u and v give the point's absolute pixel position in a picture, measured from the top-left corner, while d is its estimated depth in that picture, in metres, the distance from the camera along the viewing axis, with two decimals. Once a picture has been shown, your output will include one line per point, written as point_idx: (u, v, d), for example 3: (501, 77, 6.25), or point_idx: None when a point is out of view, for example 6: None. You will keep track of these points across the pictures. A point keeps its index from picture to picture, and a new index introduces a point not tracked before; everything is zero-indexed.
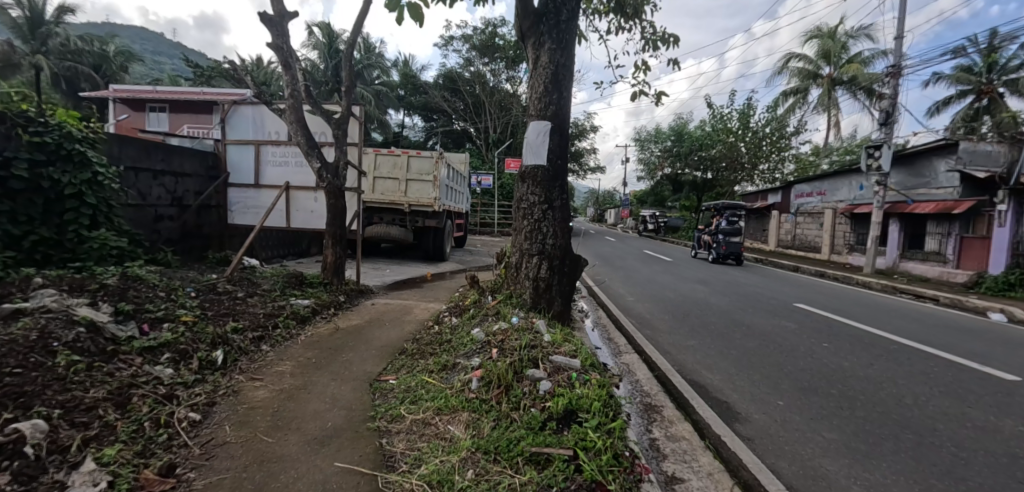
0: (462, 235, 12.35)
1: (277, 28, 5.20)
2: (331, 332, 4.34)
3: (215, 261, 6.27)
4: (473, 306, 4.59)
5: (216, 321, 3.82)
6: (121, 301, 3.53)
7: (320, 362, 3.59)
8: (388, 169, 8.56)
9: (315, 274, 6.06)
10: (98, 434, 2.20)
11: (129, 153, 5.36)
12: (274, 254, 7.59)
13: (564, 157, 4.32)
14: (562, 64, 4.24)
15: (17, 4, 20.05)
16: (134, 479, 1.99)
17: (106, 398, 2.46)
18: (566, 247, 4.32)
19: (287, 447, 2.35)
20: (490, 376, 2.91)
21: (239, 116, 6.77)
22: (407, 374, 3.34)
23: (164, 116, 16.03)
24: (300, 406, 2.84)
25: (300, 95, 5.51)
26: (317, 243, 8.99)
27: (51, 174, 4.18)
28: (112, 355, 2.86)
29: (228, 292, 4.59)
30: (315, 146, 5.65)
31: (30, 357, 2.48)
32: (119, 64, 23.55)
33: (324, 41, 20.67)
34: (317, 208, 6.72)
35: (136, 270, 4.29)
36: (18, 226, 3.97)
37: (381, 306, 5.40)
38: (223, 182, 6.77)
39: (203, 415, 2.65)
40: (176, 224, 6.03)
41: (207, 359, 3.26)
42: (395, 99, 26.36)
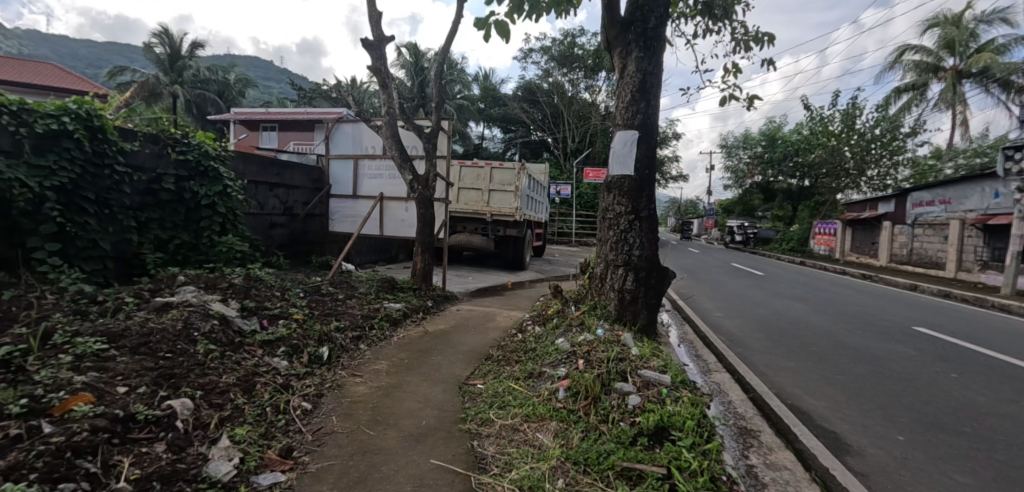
0: (540, 245, 12.42)
1: (376, 51, 5.64)
2: (421, 335, 4.59)
3: (318, 265, 6.88)
4: (556, 316, 4.61)
5: (322, 320, 4.21)
6: (245, 298, 4.02)
7: (412, 363, 3.80)
8: (472, 180, 8.92)
9: (405, 279, 6.43)
10: (231, 415, 2.50)
11: (251, 168, 6.08)
12: (366, 260, 8.17)
13: (652, 166, 4.21)
14: (651, 72, 4.16)
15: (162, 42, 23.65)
16: (261, 457, 2.24)
17: (236, 383, 2.79)
18: (653, 259, 4.21)
19: (388, 441, 2.52)
20: (578, 387, 2.94)
21: (341, 132, 7.37)
22: (495, 379, 3.43)
23: (273, 135, 18.05)
24: (396, 403, 3.03)
25: (395, 112, 5.90)
26: (405, 250, 9.47)
27: (192, 187, 4.88)
28: (240, 345, 3.26)
29: (331, 294, 5.04)
30: (407, 159, 6.02)
31: (178, 344, 2.87)
32: (237, 89, 26.99)
33: (410, 60, 22.18)
34: (407, 217, 7.13)
35: (256, 271, 4.85)
36: (166, 231, 4.68)
37: (465, 312, 5.60)
38: (326, 193, 7.42)
39: (314, 405, 2.92)
40: (286, 231, 6.74)
41: (315, 355, 3.58)
42: (475, 112, 27.33)
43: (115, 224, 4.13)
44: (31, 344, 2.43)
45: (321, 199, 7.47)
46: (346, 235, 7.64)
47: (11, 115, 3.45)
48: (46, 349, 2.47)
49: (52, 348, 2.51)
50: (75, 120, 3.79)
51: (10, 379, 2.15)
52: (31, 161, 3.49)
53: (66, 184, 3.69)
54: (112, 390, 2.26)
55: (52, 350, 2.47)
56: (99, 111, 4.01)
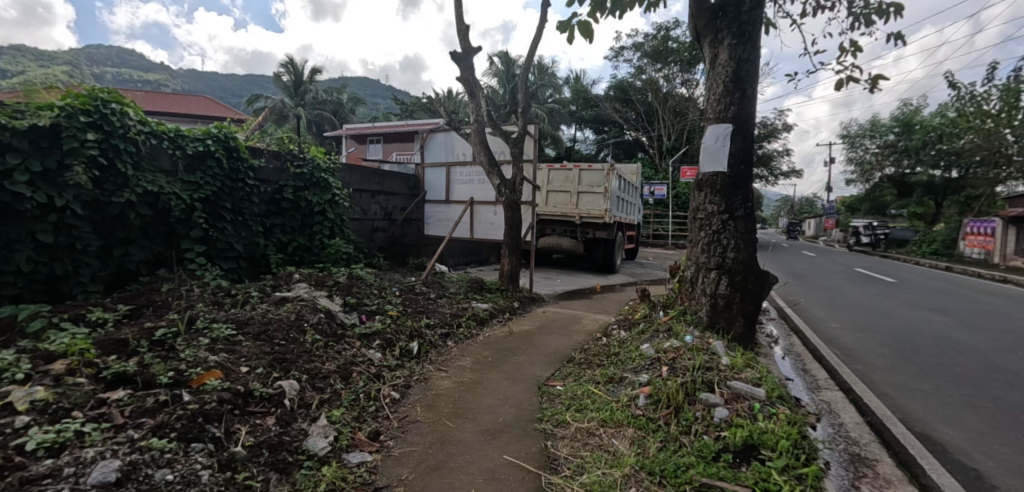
0: (632, 247, 12.04)
1: (464, 63, 5.92)
2: (505, 335, 4.70)
3: (414, 266, 7.38)
4: (642, 321, 4.45)
5: (414, 317, 4.51)
6: (348, 295, 4.45)
7: (495, 361, 3.91)
8: (560, 182, 8.94)
9: (494, 280, 6.64)
10: (330, 398, 2.78)
11: (356, 178, 6.71)
12: (458, 262, 8.58)
13: (748, 161, 3.90)
14: (746, 59, 3.85)
15: (290, 71, 27.01)
16: (354, 438, 2.47)
17: (336, 370, 3.10)
18: (751, 261, 3.88)
19: (464, 434, 2.63)
20: (659, 395, 2.82)
21: (435, 141, 7.82)
22: (574, 382, 3.40)
23: (379, 147, 19.74)
24: (476, 398, 3.15)
25: (483, 119, 6.13)
26: (496, 252, 9.77)
27: (307, 196, 5.52)
28: (341, 337, 3.61)
29: (424, 293, 5.38)
30: (495, 164, 6.22)
31: (290, 333, 3.27)
32: (349, 108, 29.90)
33: (502, 68, 22.85)
34: (496, 220, 7.35)
35: (359, 271, 5.35)
36: (287, 235, 5.35)
37: (550, 314, 5.63)
38: (421, 199, 7.93)
39: (402, 395, 3.14)
40: (386, 234, 7.33)
41: (406, 348, 3.85)
42: (566, 114, 27.28)
43: (246, 229, 4.82)
44: (179, 327, 2.94)
45: (417, 205, 7.99)
46: (440, 238, 8.09)
47: (171, 141, 4.20)
48: (190, 332, 2.97)
49: (195, 331, 3.00)
50: (215, 142, 4.51)
51: (164, 354, 2.63)
52: (184, 177, 4.22)
53: (209, 196, 4.40)
54: (237, 369, 2.65)
55: (195, 333, 2.97)
56: (234, 134, 4.72)
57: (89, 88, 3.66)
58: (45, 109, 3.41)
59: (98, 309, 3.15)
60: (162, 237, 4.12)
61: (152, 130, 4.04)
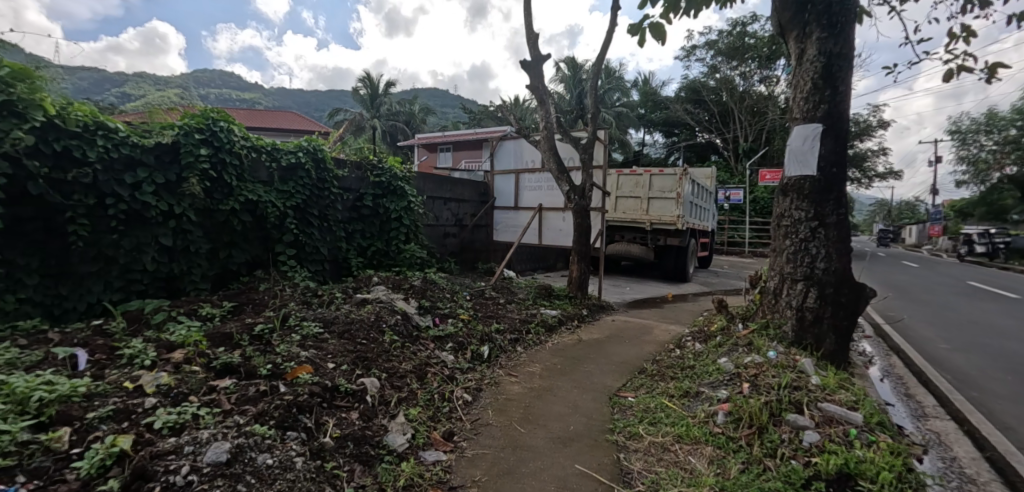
0: (706, 255, 11.49)
1: (534, 71, 5.98)
2: (574, 342, 4.66)
3: (483, 271, 7.55)
4: (719, 333, 4.22)
5: (485, 321, 4.60)
6: (422, 298, 4.63)
7: (564, 369, 3.89)
8: (630, 188, 8.74)
9: (561, 287, 6.61)
10: (407, 396, 2.90)
11: (429, 185, 6.99)
12: (525, 268, 8.66)
13: (841, 163, 3.58)
14: (838, 53, 3.55)
15: (367, 85, 28.76)
16: (429, 437, 2.55)
17: (412, 370, 3.23)
18: (845, 273, 3.56)
19: (536, 440, 2.63)
20: (741, 413, 2.66)
21: (504, 148, 7.94)
22: (647, 394, 3.29)
23: (448, 155, 20.45)
24: (546, 405, 3.14)
25: (552, 126, 6.15)
26: (563, 258, 9.72)
27: (385, 203, 5.82)
28: (416, 338, 3.77)
29: (493, 298, 5.48)
30: (565, 171, 6.21)
31: (371, 333, 3.46)
32: (421, 118, 31.26)
33: (568, 74, 22.79)
34: (565, 226, 7.27)
35: (432, 275, 5.56)
36: (366, 240, 5.68)
37: (619, 323, 5.50)
38: (491, 205, 8.08)
39: (474, 398, 3.21)
40: (457, 240, 7.56)
41: (477, 352, 3.93)
42: (634, 118, 26.65)
43: (330, 234, 5.18)
44: (275, 323, 3.21)
45: (487, 211, 8.15)
46: (508, 244, 8.20)
47: (269, 153, 4.61)
48: (284, 328, 3.24)
49: (288, 327, 3.27)
50: (305, 154, 4.90)
51: (262, 348, 2.89)
52: (278, 187, 4.62)
53: (300, 204, 4.78)
54: (325, 365, 2.84)
55: (288, 329, 3.23)
56: (322, 146, 5.10)
57: (202, 109, 4.12)
58: (168, 129, 3.90)
59: (208, 305, 3.53)
60: (259, 241, 4.53)
61: (253, 144, 4.47)
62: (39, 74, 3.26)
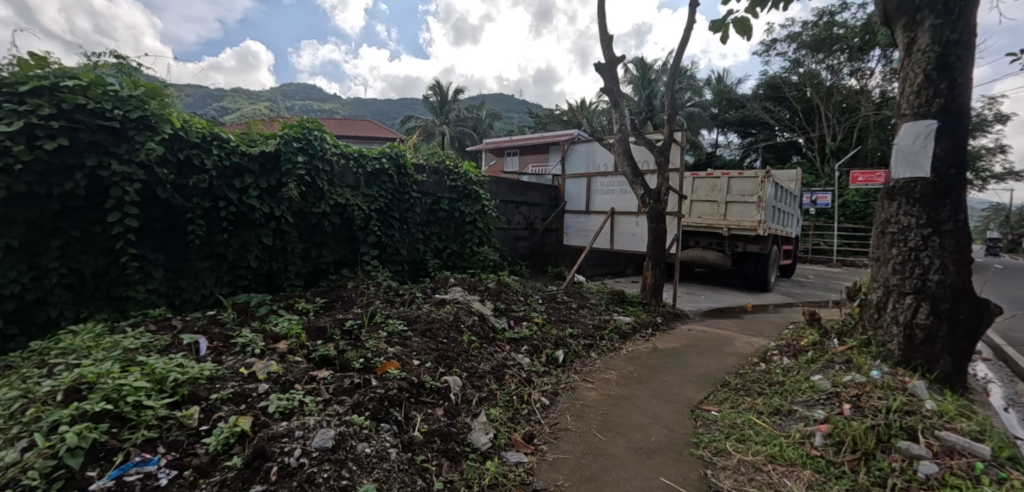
0: (789, 263, 10.72)
1: (607, 73, 5.91)
2: (650, 351, 4.52)
3: (553, 275, 7.56)
4: (811, 349, 3.93)
5: (558, 326, 4.59)
6: (498, 300, 4.73)
7: (641, 377, 3.79)
8: (706, 191, 8.41)
9: (634, 293, 6.47)
10: (487, 397, 2.97)
11: (502, 189, 7.11)
12: (595, 273, 8.57)
13: (961, 164, 3.20)
14: (957, 41, 3.18)
15: (437, 93, 29.85)
16: (510, 438, 2.59)
17: (490, 370, 3.30)
18: (967, 287, 3.17)
19: (616, 449, 2.58)
20: (843, 436, 2.46)
21: (575, 152, 7.91)
22: (732, 409, 3.13)
23: (515, 159, 20.74)
24: (626, 414, 3.07)
25: (627, 128, 6.04)
26: (633, 264, 9.49)
27: (461, 207, 6.00)
28: (493, 340, 3.84)
29: (566, 302, 5.46)
30: (639, 174, 6.08)
31: (451, 333, 3.58)
32: (487, 123, 31.92)
33: (636, 75, 22.27)
34: (638, 231, 7.10)
35: (505, 278, 5.66)
36: (442, 243, 5.89)
37: (696, 333, 5.28)
38: (561, 209, 8.08)
39: (550, 402, 3.22)
40: (528, 243, 7.64)
41: (552, 356, 3.94)
42: (706, 118, 25.48)
43: (409, 236, 5.43)
44: (364, 320, 3.41)
45: (557, 215, 8.16)
46: (578, 248, 8.15)
47: (356, 159, 4.92)
48: (372, 325, 3.44)
49: (375, 324, 3.47)
50: (388, 159, 5.17)
51: (353, 342, 3.08)
52: (364, 191, 4.91)
53: (383, 207, 5.06)
54: (411, 361, 2.98)
55: (375, 326, 3.42)
56: (403, 152, 5.36)
57: (299, 119, 4.46)
58: (271, 138, 4.28)
59: (303, 300, 3.82)
60: (347, 242, 4.84)
61: (343, 151, 4.79)
62: (169, 93, 3.72)
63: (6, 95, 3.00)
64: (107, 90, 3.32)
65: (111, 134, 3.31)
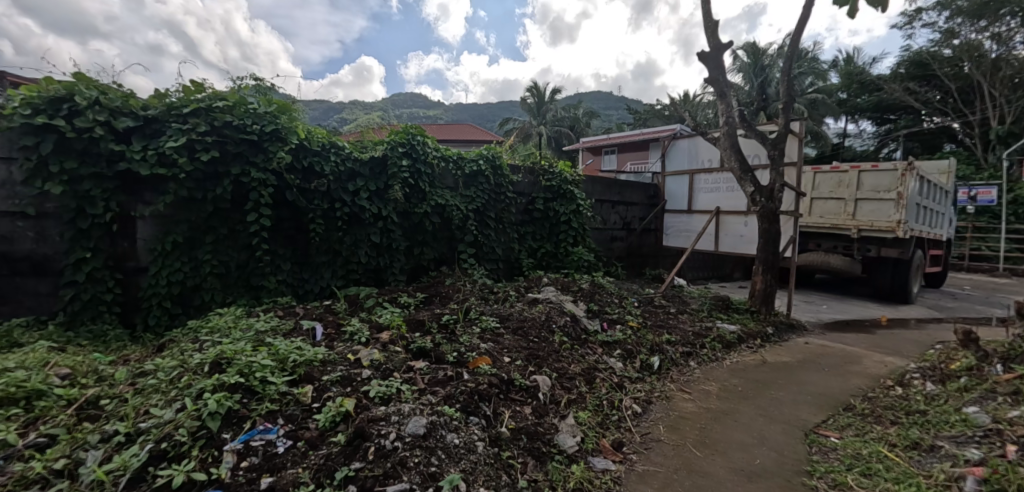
0: (940, 271, 9.06)
1: (712, 62, 5.51)
2: (759, 364, 4.12)
3: (650, 278, 7.25)
4: (966, 375, 3.28)
5: (655, 331, 4.38)
6: (591, 301, 4.64)
7: (746, 392, 3.47)
8: (830, 188, 7.41)
9: (740, 299, 5.95)
10: (576, 399, 2.93)
11: (597, 189, 6.98)
12: (697, 276, 8.04)
13: None
14: None
15: (533, 95, 30.28)
16: (597, 444, 2.53)
17: (581, 373, 3.25)
18: None
19: (714, 468, 2.39)
20: (1006, 484, 2.01)
21: (677, 148, 7.48)
22: (857, 438, 2.72)
23: (613, 158, 20.30)
24: (727, 430, 2.83)
25: (734, 121, 5.58)
26: (741, 267, 8.73)
27: (555, 207, 5.99)
28: (584, 342, 3.78)
29: (663, 306, 5.19)
30: (749, 170, 5.57)
31: (542, 332, 3.59)
32: (584, 122, 31.59)
33: (746, 62, 20.49)
34: (747, 233, 6.46)
35: (599, 279, 5.54)
36: (536, 242, 5.95)
37: (816, 347, 4.69)
38: (660, 208, 7.72)
39: (643, 410, 3.07)
40: (624, 244, 7.42)
41: (647, 362, 3.77)
42: (832, 105, 22.58)
43: (503, 235, 5.57)
44: (459, 315, 3.57)
45: (656, 214, 7.80)
46: (679, 250, 7.71)
47: (455, 162, 5.16)
48: (467, 320, 3.58)
49: (470, 320, 3.61)
50: (485, 161, 5.34)
51: (449, 336, 3.23)
52: (462, 192, 5.14)
53: (479, 207, 5.25)
54: (501, 358, 3.05)
55: (469, 321, 3.56)
56: (499, 153, 5.50)
57: (404, 126, 4.79)
58: (380, 144, 4.66)
59: (406, 294, 4.11)
60: (446, 240, 5.10)
61: (443, 154, 5.05)
62: (296, 107, 4.23)
63: (176, 116, 3.63)
64: (248, 108, 3.87)
65: (251, 146, 3.85)
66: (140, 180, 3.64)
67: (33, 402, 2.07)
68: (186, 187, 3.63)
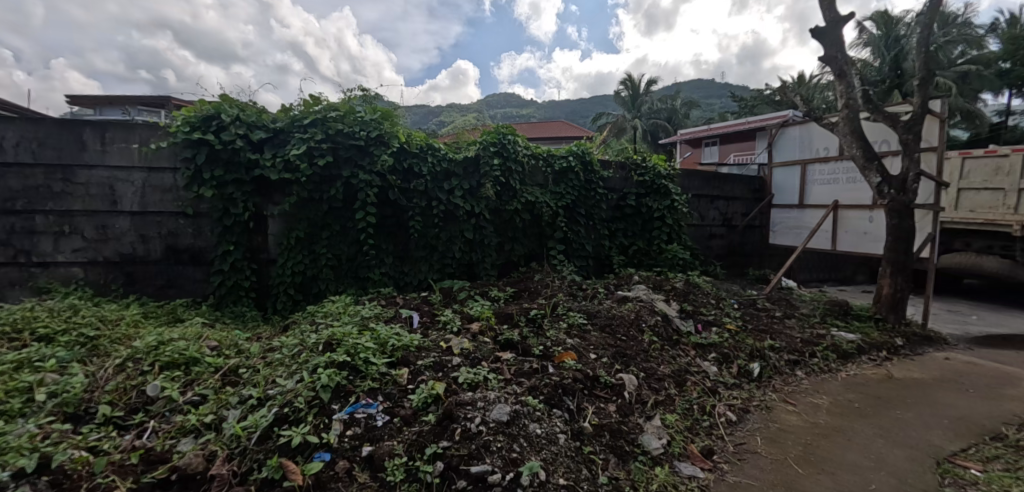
0: None
1: (828, 38, 4.93)
2: (883, 379, 3.63)
3: (754, 279, 6.70)
4: None
5: (756, 336, 4.05)
6: (685, 301, 4.43)
7: (865, 410, 3.08)
8: (984, 175, 6.32)
9: (863, 305, 5.26)
10: (664, 401, 2.83)
11: (695, 183, 6.59)
12: (810, 278, 7.26)
13: None
14: None
15: (627, 88, 29.37)
16: (685, 449, 2.43)
17: (670, 374, 3.13)
18: None
19: (818, 488, 2.17)
20: None
21: (787, 136, 6.79)
22: (1009, 473, 2.29)
23: (715, 150, 19.01)
24: (837, 450, 2.55)
25: (856, 103, 4.94)
26: (866, 269, 7.70)
27: (648, 202, 5.79)
28: (676, 342, 3.62)
29: (767, 309, 4.77)
30: (875, 157, 4.90)
31: (630, 331, 3.51)
32: (683, 113, 29.90)
33: (877, 34, 17.88)
34: (872, 229, 5.69)
35: (695, 278, 5.24)
36: (627, 239, 5.81)
37: (961, 364, 4.00)
38: (767, 203, 7.08)
39: (738, 419, 2.88)
40: (724, 242, 6.94)
41: (745, 368, 3.51)
42: (995, 77, 18.82)
43: (593, 232, 5.52)
44: (547, 310, 3.63)
45: (763, 210, 7.17)
46: (789, 248, 7.01)
47: (544, 159, 5.23)
48: (554, 316, 3.63)
49: (557, 315, 3.65)
50: (575, 157, 5.34)
51: (536, 330, 3.31)
52: (552, 189, 5.19)
53: (569, 203, 5.26)
54: (587, 355, 3.04)
55: (557, 317, 3.61)
56: (589, 149, 5.46)
57: (496, 126, 4.96)
58: (474, 144, 4.88)
59: (496, 288, 4.27)
60: (535, 236, 5.20)
61: (533, 152, 5.14)
62: (399, 113, 4.60)
63: (298, 127, 4.16)
64: (357, 116, 4.29)
65: (358, 150, 4.26)
66: (271, 184, 4.22)
67: (191, 367, 2.53)
68: (307, 189, 4.14)
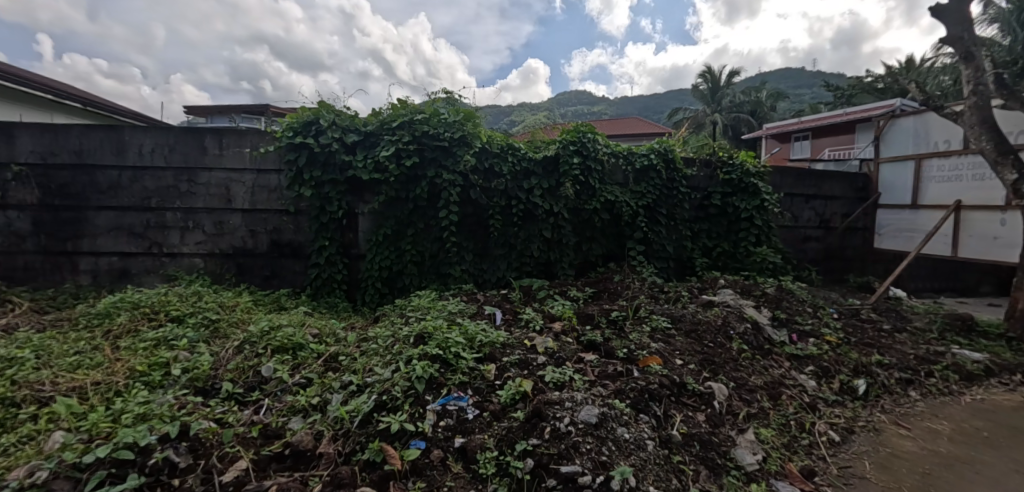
0: None
1: (953, 17, 4.35)
2: (1022, 407, 3.14)
3: (856, 286, 6.07)
4: None
5: (862, 349, 3.68)
6: (777, 308, 4.12)
7: (1000, 441, 2.68)
8: None
9: (992, 320, 4.61)
10: (757, 414, 2.66)
11: (787, 181, 5.98)
12: (922, 288, 6.47)
13: None
14: None
15: (706, 80, 27.89)
16: (782, 467, 2.28)
17: (763, 386, 2.93)
18: None
19: None
20: None
21: (897, 128, 6.08)
22: None
23: (806, 144, 17.53)
24: (966, 484, 2.25)
25: (988, 89, 4.32)
26: (993, 280, 6.71)
27: (734, 202, 5.46)
28: (768, 352, 3.39)
29: (873, 321, 4.31)
30: (1011, 151, 4.26)
31: (717, 337, 3.33)
32: (768, 105, 27.84)
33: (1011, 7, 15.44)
34: (1005, 233, 5.07)
35: (788, 284, 4.86)
36: (711, 240, 5.53)
37: None
38: (872, 203, 6.37)
39: (842, 439, 2.64)
40: (821, 245, 6.26)
41: (849, 385, 3.20)
42: None
43: (675, 232, 5.30)
44: (628, 313, 3.55)
45: (866, 210, 6.44)
46: (898, 253, 6.30)
47: (625, 157, 5.11)
48: (636, 318, 3.53)
49: (639, 318, 3.55)
50: (657, 155, 5.17)
51: (618, 332, 3.25)
52: (632, 188, 5.06)
53: (650, 203, 5.10)
54: (673, 360, 2.93)
55: (639, 319, 3.50)
56: (672, 146, 5.26)
57: (575, 124, 4.92)
58: (554, 143, 4.88)
59: (575, 288, 4.24)
60: (614, 236, 5.10)
61: (613, 150, 5.05)
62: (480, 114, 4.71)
63: (387, 130, 4.39)
64: (441, 118, 4.45)
65: (442, 151, 4.43)
66: (362, 184, 4.50)
67: (297, 352, 2.77)
68: (394, 189, 4.36)
